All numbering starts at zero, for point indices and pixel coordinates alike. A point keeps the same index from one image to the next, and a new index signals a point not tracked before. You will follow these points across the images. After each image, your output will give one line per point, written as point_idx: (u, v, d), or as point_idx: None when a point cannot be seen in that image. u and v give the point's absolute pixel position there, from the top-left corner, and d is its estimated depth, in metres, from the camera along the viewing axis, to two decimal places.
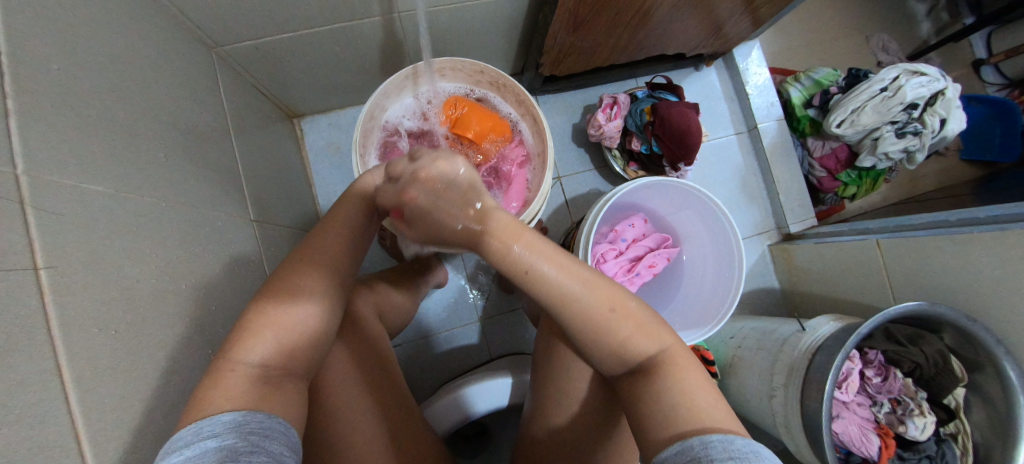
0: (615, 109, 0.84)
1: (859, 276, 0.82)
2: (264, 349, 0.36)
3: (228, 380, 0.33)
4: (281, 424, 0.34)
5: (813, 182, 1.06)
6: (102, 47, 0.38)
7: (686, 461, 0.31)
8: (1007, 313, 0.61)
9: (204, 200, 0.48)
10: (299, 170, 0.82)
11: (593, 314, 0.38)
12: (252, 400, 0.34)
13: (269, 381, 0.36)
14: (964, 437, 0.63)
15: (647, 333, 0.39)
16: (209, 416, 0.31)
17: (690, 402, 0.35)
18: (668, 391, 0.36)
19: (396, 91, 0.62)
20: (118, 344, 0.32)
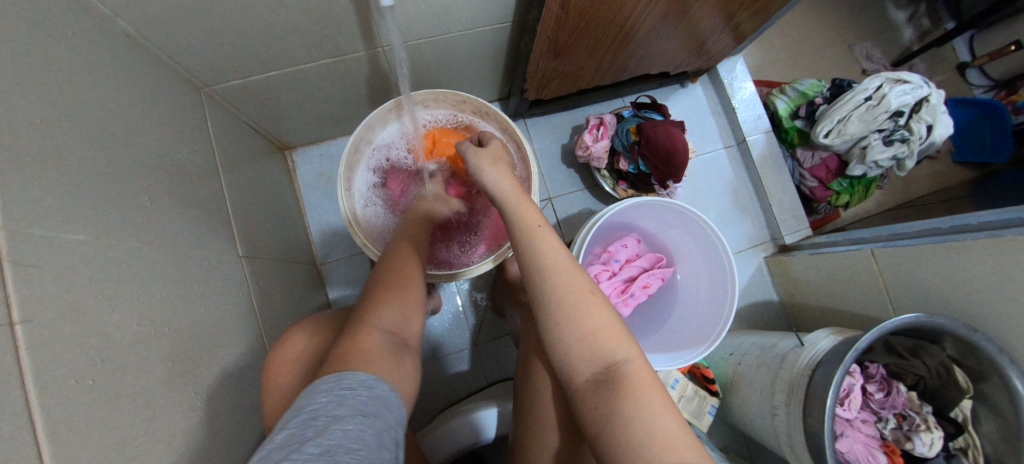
0: (602, 129, 0.84)
1: (857, 286, 0.81)
2: (386, 321, 0.46)
3: (365, 341, 0.42)
4: (395, 399, 0.39)
5: (805, 192, 1.06)
6: (86, 97, 0.39)
7: None
8: (1007, 321, 0.60)
9: (191, 239, 0.49)
10: (290, 202, 0.83)
11: (572, 292, 0.44)
12: (378, 363, 0.41)
13: (393, 348, 0.44)
14: (975, 451, 0.61)
15: (613, 335, 0.42)
16: (346, 371, 0.38)
17: (653, 424, 0.35)
18: (628, 411, 0.36)
19: (381, 123, 0.63)
20: (97, 392, 0.32)
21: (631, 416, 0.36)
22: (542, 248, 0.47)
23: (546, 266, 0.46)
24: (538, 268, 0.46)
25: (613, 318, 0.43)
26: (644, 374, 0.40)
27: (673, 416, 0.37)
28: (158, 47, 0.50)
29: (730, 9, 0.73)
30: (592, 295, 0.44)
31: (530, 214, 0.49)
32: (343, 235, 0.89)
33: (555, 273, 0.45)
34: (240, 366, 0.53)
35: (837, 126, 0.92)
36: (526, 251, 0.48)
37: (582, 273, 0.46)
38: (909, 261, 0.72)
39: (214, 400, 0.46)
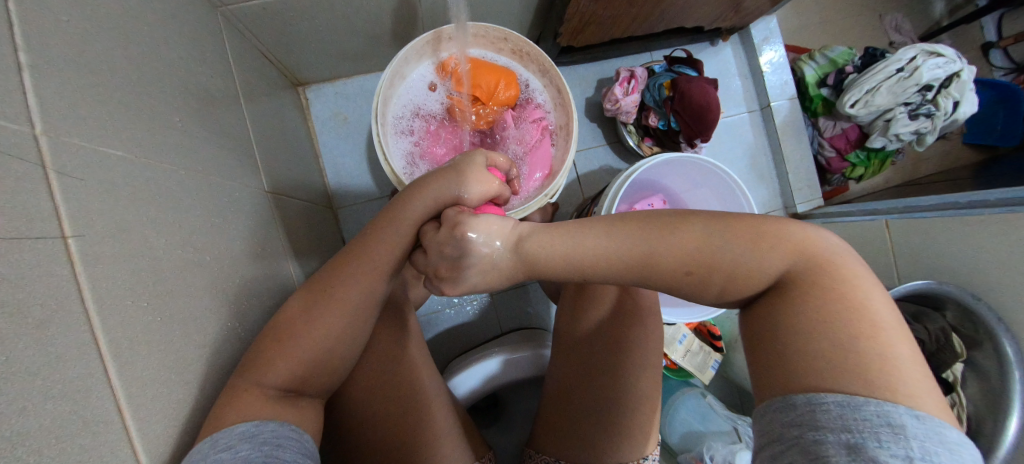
0: (634, 82, 0.77)
1: (866, 256, 0.83)
2: (278, 371, 0.38)
3: (246, 396, 0.35)
4: (291, 432, 0.36)
5: (821, 162, 1.04)
6: (106, 1, 0.34)
7: (789, 420, 0.30)
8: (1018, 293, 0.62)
9: (220, 169, 0.46)
10: (305, 142, 0.79)
11: (676, 280, 0.37)
12: (266, 415, 0.35)
13: (281, 402, 0.38)
14: (960, 408, 0.66)
15: (763, 255, 0.35)
16: (224, 428, 0.32)
17: (846, 342, 0.31)
18: (805, 324, 0.32)
19: (416, 57, 0.55)
20: (151, 317, 0.31)
21: (823, 332, 0.32)
22: (613, 251, 0.38)
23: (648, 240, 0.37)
24: (634, 256, 0.37)
25: (755, 231, 0.36)
26: (836, 282, 0.33)
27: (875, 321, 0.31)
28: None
29: None
30: (712, 243, 0.36)
31: (578, 240, 0.39)
32: (359, 180, 0.85)
33: (665, 252, 0.37)
34: (271, 305, 0.52)
35: (865, 96, 0.90)
36: (588, 270, 0.39)
37: (698, 220, 0.37)
38: (924, 234, 0.74)
39: (249, 333, 0.45)
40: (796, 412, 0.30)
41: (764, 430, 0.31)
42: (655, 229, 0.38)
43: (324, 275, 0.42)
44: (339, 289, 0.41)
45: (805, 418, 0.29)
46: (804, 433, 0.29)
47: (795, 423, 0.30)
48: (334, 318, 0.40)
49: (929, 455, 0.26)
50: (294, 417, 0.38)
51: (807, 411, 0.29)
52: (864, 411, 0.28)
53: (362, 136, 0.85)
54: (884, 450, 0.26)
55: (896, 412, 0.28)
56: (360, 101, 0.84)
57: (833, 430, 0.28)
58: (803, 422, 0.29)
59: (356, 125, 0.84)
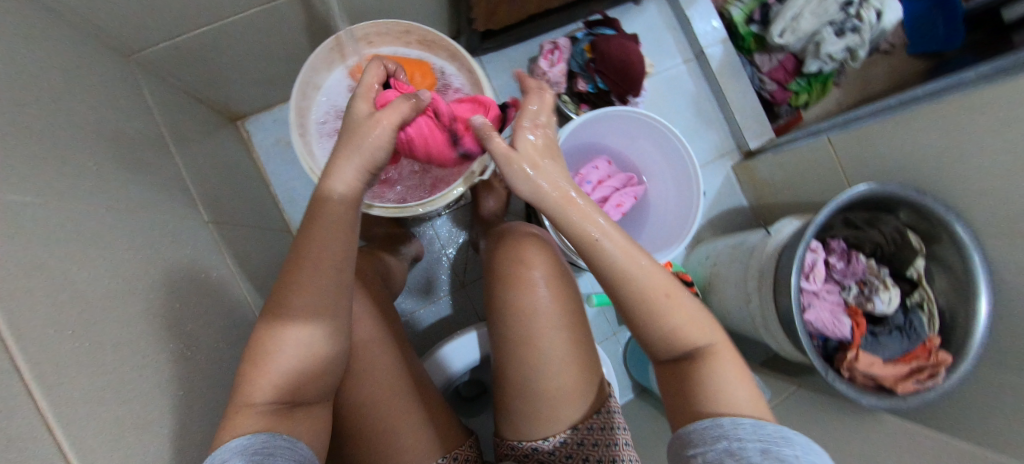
0: (557, 53, 0.79)
1: (819, 176, 0.84)
2: (266, 388, 0.38)
3: (241, 413, 0.36)
4: (286, 440, 0.37)
5: (766, 97, 1.05)
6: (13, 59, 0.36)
7: (716, 433, 0.35)
8: (962, 178, 0.63)
9: (148, 204, 0.48)
10: (251, 172, 0.80)
11: (650, 298, 0.41)
12: (260, 427, 0.36)
13: (280, 415, 0.38)
14: (929, 303, 0.68)
15: (699, 323, 0.43)
16: (223, 444, 0.34)
17: (726, 386, 0.39)
18: (717, 380, 0.40)
19: (325, 65, 0.56)
20: (77, 343, 0.31)
21: (710, 379, 0.40)
22: (612, 248, 0.41)
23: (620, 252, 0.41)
24: (632, 266, 0.41)
25: (694, 305, 0.44)
26: (732, 355, 0.43)
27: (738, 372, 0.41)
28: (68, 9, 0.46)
29: None
30: (671, 299, 0.42)
31: (586, 212, 0.42)
32: None
33: (636, 272, 0.41)
34: (224, 329, 0.53)
35: (791, 23, 0.91)
36: (594, 251, 0.41)
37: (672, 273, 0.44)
38: (863, 142, 0.75)
39: (204, 356, 0.46)
40: (721, 429, 0.35)
41: (693, 449, 0.35)
42: (640, 252, 0.42)
43: (279, 285, 0.40)
44: (292, 299, 0.39)
45: (728, 433, 0.35)
46: (728, 444, 0.34)
47: (720, 436, 0.35)
48: (312, 325, 0.40)
49: (813, 455, 0.33)
50: (289, 427, 0.39)
51: (730, 427, 0.35)
52: (768, 430, 0.35)
53: None
54: (788, 453, 0.32)
55: (791, 436, 0.34)
56: None
57: (750, 438, 0.34)
58: (726, 435, 0.34)
59: None
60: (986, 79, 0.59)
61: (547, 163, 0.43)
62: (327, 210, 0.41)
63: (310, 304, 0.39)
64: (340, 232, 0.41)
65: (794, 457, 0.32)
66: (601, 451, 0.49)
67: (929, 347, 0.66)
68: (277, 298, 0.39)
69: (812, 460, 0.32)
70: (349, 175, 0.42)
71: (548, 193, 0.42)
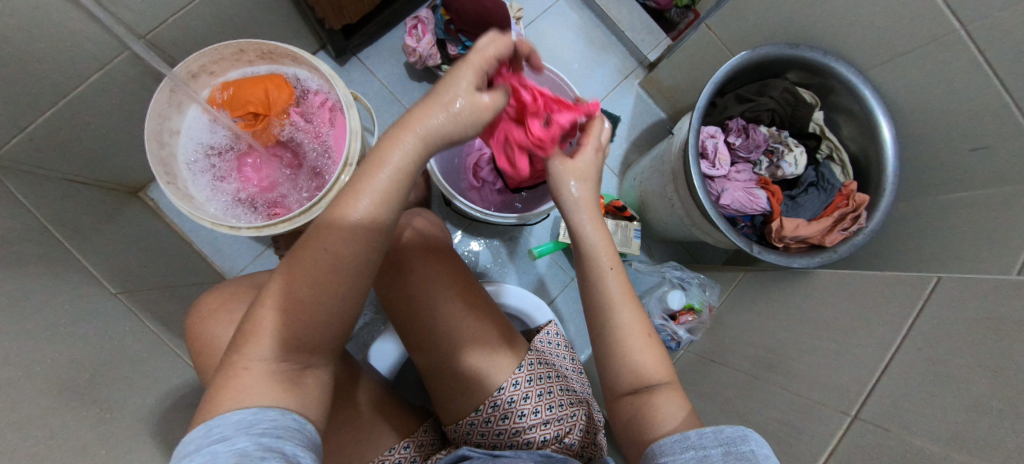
0: (420, 26, 0.78)
1: (712, 65, 0.83)
2: (274, 345, 0.33)
3: (244, 381, 0.31)
4: (295, 422, 0.31)
5: (652, 6, 1.01)
6: None
7: (683, 447, 0.35)
8: (832, 16, 0.63)
9: (49, 285, 0.48)
10: (163, 236, 0.80)
11: (629, 333, 0.43)
12: (266, 396, 0.31)
13: (285, 378, 0.33)
14: (839, 153, 0.70)
15: (658, 358, 0.43)
16: (219, 416, 0.29)
17: (674, 418, 0.39)
18: (671, 412, 0.40)
19: (173, 110, 0.56)
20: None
21: (659, 409, 0.40)
22: (613, 285, 0.44)
23: (621, 277, 0.45)
24: (625, 298, 0.44)
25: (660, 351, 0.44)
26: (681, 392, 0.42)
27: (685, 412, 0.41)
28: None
29: None
30: (647, 338, 0.43)
31: (603, 240, 0.46)
32: (240, 245, 0.87)
33: (623, 312, 0.43)
34: (151, 387, 0.53)
35: None
36: (593, 285, 0.45)
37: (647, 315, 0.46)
38: (737, 16, 0.74)
39: (128, 416, 0.47)
40: (687, 440, 0.35)
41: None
42: (634, 300, 0.45)
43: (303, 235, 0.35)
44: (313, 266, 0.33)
45: (695, 443, 0.34)
46: (694, 454, 0.34)
47: (687, 447, 0.35)
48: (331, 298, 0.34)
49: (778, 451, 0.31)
50: (305, 396, 0.33)
51: (695, 438, 0.35)
52: (729, 432, 0.34)
53: None
54: (747, 451, 0.32)
55: (750, 433, 0.34)
56: None
57: (711, 447, 0.33)
58: (693, 445, 0.34)
59: None
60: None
61: (591, 184, 0.48)
62: (332, 234, 0.33)
63: (344, 266, 0.33)
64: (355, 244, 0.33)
65: (756, 455, 0.31)
66: (534, 402, 0.50)
67: (846, 193, 0.67)
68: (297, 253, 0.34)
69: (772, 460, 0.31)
70: (369, 202, 0.33)
71: (580, 214, 0.46)
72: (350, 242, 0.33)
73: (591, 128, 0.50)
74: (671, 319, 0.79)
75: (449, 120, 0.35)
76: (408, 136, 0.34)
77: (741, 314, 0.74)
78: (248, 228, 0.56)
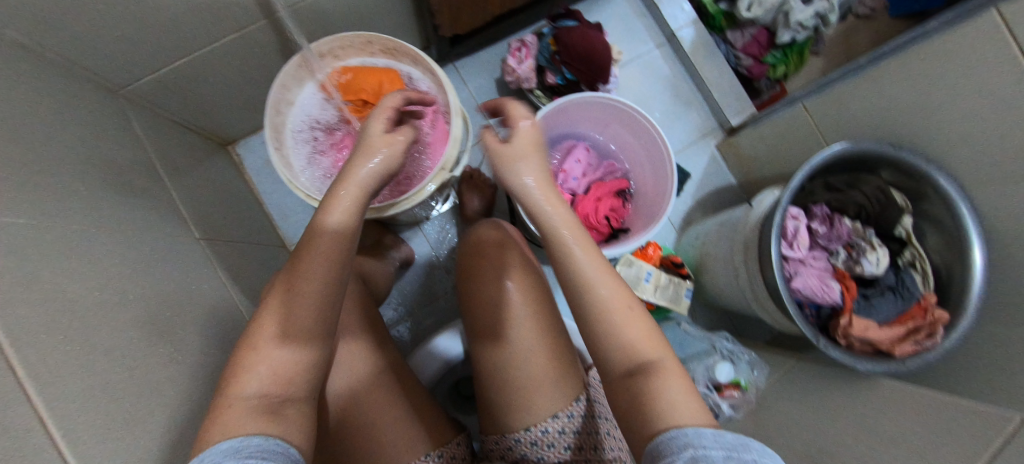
0: (524, 50, 0.80)
1: (800, 145, 0.82)
2: (259, 380, 0.41)
3: (230, 416, 0.38)
4: (277, 445, 0.38)
5: (743, 73, 1.01)
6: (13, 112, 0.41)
7: (680, 446, 0.30)
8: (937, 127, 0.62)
9: (139, 223, 0.51)
10: (242, 191, 0.84)
11: (610, 309, 0.40)
12: (250, 428, 0.38)
13: (267, 411, 0.40)
14: (921, 262, 0.67)
15: (649, 338, 0.40)
16: (212, 445, 0.36)
17: (674, 403, 0.35)
18: (667, 392, 0.36)
19: (295, 83, 0.60)
20: (72, 345, 0.34)
21: (658, 392, 0.36)
22: (582, 261, 0.41)
23: (587, 254, 0.42)
24: (599, 273, 0.41)
25: (653, 332, 0.41)
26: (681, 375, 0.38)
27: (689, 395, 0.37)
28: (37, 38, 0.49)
29: None
30: (633, 313, 0.41)
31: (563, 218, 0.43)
32: (305, 215, 0.90)
33: (601, 288, 0.41)
34: (218, 336, 0.56)
35: None
36: (561, 266, 0.42)
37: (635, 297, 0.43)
38: (840, 104, 0.73)
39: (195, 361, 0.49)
40: (682, 439, 0.31)
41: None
42: (608, 274, 0.42)
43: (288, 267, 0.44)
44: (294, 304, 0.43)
45: (691, 442, 0.30)
46: (694, 453, 0.29)
47: (685, 445, 0.30)
48: (300, 327, 0.43)
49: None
50: (284, 423, 0.40)
51: (692, 437, 0.31)
52: (728, 437, 0.30)
53: None
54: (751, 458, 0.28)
55: (753, 443, 0.30)
56: None
57: (711, 447, 0.29)
58: (691, 444, 0.30)
59: None
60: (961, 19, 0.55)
61: (536, 161, 0.43)
62: (324, 242, 0.44)
63: (319, 299, 0.43)
64: (327, 272, 0.44)
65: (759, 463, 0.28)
66: (586, 441, 0.48)
67: (925, 305, 0.65)
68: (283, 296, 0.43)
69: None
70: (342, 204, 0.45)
71: (535, 200, 0.42)
72: (331, 249, 0.44)
73: (514, 112, 0.45)
74: (715, 389, 0.75)
75: (381, 162, 0.48)
76: (345, 186, 0.46)
77: (788, 402, 0.72)
78: None
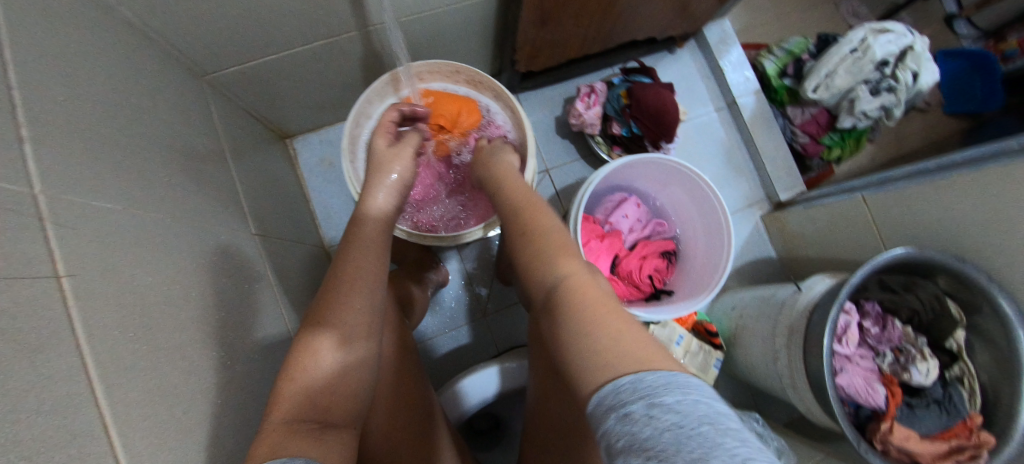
0: (593, 96, 0.81)
1: (850, 233, 0.83)
2: (299, 404, 0.39)
3: (272, 436, 0.36)
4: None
5: (797, 149, 1.04)
6: (107, 93, 0.42)
7: (603, 411, 0.28)
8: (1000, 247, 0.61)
9: (207, 214, 0.51)
10: (294, 185, 0.86)
11: (538, 253, 0.45)
12: (289, 447, 0.35)
13: (306, 432, 0.37)
14: (970, 379, 0.64)
15: (579, 278, 0.41)
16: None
17: (591, 335, 0.34)
18: (586, 327, 0.35)
19: (379, 98, 0.62)
20: (137, 344, 0.34)
21: (588, 333, 0.34)
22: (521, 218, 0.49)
23: (534, 226, 0.48)
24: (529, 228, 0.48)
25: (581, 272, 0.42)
26: (598, 307, 0.37)
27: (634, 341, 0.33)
28: (146, 25, 0.51)
29: None
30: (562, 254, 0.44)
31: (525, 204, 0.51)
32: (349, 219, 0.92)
33: (534, 237, 0.47)
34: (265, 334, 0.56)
35: (824, 80, 0.91)
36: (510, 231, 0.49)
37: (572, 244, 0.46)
38: (902, 203, 0.73)
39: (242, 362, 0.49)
40: (608, 402, 0.28)
41: (592, 444, 0.28)
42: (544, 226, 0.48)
43: (333, 280, 0.46)
44: (338, 311, 0.44)
45: (615, 403, 0.27)
46: (617, 418, 0.26)
47: (608, 409, 0.28)
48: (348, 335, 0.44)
49: (717, 423, 0.24)
50: (323, 448, 0.38)
51: (614, 396, 0.28)
52: (652, 385, 0.27)
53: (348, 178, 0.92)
54: (672, 399, 0.26)
55: (677, 379, 0.28)
56: None
57: (630, 402, 0.26)
58: (615, 406, 0.27)
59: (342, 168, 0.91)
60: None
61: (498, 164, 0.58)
62: (361, 230, 0.50)
63: (359, 308, 0.45)
64: (367, 276, 0.47)
65: (685, 403, 0.25)
66: None
67: (970, 425, 0.61)
68: (325, 298, 0.45)
69: (707, 426, 0.24)
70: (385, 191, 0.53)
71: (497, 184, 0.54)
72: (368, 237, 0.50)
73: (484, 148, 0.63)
74: None
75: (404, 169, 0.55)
76: (373, 183, 0.54)
77: None
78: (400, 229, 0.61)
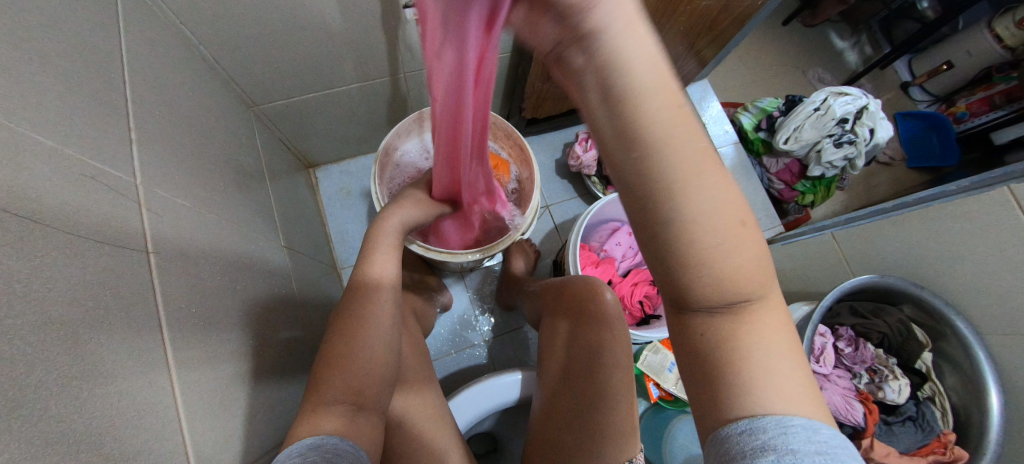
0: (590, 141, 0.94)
1: (825, 267, 0.90)
2: (334, 398, 0.44)
3: (310, 422, 0.41)
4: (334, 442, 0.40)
5: (775, 194, 1.16)
6: (186, 114, 0.50)
7: (759, 445, 0.27)
8: (954, 275, 0.68)
9: (249, 222, 0.58)
10: (314, 210, 0.93)
11: (715, 223, 0.27)
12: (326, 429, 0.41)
13: (343, 416, 0.43)
14: (941, 398, 0.68)
15: (761, 273, 0.29)
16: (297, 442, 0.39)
17: (772, 369, 0.29)
18: (765, 358, 0.29)
19: (406, 132, 0.74)
20: (197, 319, 0.39)
21: (768, 360, 0.29)
22: (677, 139, 0.25)
23: (711, 178, 0.26)
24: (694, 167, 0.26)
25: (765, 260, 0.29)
26: (770, 324, 0.30)
27: (793, 366, 0.30)
28: (217, 63, 0.61)
29: (690, 38, 0.83)
30: (743, 231, 0.28)
31: (672, 110, 0.25)
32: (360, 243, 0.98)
33: (699, 183, 0.26)
34: (288, 336, 0.60)
35: (793, 133, 1.04)
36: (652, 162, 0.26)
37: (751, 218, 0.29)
38: (866, 239, 0.80)
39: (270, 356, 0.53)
40: (763, 434, 0.27)
41: (719, 457, 0.28)
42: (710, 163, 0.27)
43: (349, 310, 0.49)
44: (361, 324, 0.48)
45: (772, 440, 0.27)
46: (777, 455, 0.26)
47: (766, 444, 0.27)
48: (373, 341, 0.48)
49: None
50: (355, 432, 0.43)
51: (776, 433, 0.27)
52: (819, 437, 0.27)
53: (363, 205, 1.00)
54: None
55: (843, 443, 0.28)
56: (362, 176, 1.01)
57: (805, 452, 0.26)
58: (772, 445, 0.27)
59: (359, 196, 1.00)
60: (973, 188, 0.66)
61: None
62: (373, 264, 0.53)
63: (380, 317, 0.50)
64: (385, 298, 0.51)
65: None
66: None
67: (945, 441, 0.65)
68: (345, 313, 0.49)
69: None
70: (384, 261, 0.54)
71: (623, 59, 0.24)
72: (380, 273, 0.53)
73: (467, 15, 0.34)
74: None
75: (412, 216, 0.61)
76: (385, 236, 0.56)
77: None
78: (418, 245, 0.71)
